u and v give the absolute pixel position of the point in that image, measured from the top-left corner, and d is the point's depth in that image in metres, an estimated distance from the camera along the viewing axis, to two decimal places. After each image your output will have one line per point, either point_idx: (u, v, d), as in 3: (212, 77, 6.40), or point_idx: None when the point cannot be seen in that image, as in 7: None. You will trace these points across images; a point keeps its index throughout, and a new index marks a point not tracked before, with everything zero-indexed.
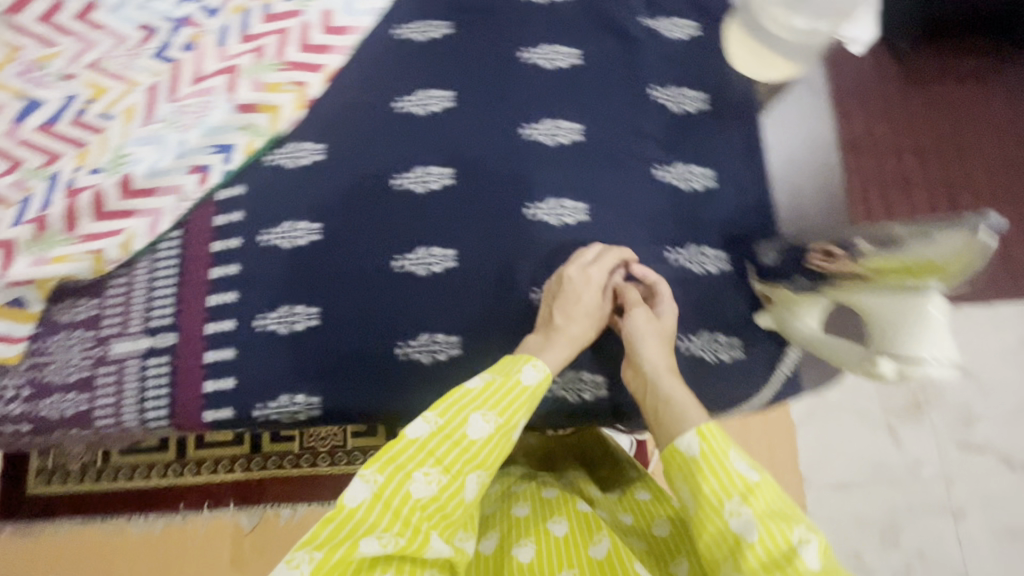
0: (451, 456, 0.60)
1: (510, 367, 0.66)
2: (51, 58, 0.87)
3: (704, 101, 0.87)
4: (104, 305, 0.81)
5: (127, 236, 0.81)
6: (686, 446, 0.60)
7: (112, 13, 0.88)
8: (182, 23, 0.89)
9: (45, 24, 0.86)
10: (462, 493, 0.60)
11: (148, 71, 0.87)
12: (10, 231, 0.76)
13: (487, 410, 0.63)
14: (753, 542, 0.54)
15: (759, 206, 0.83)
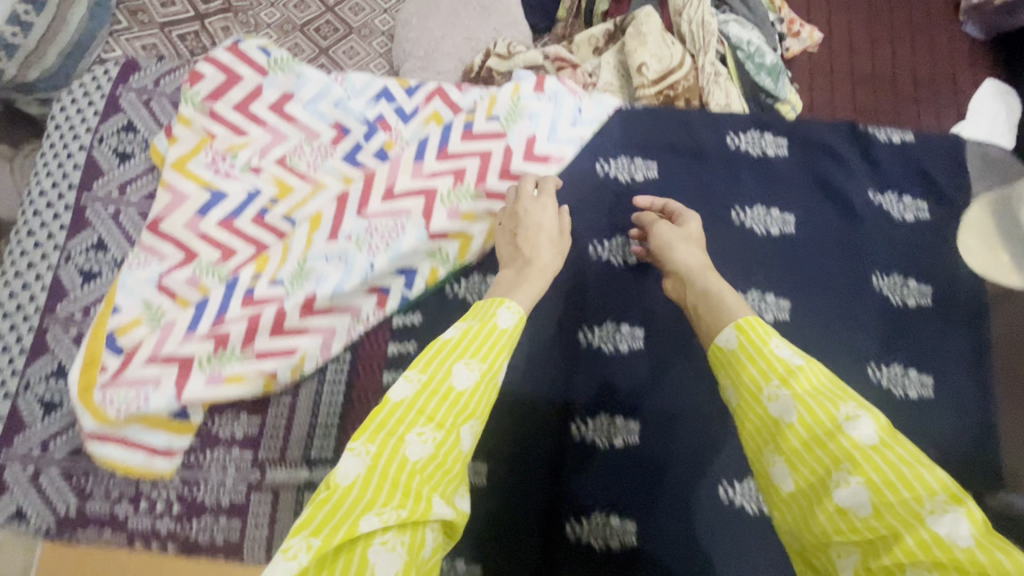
0: (442, 406, 0.53)
1: (485, 312, 0.61)
2: (239, 148, 0.82)
3: (929, 296, 0.79)
4: (265, 425, 0.77)
5: (300, 356, 0.77)
6: (725, 342, 0.59)
7: (306, 106, 0.84)
8: (377, 127, 0.85)
9: (240, 114, 0.83)
10: (458, 391, 0.54)
11: (336, 175, 0.83)
12: (193, 347, 0.74)
13: (470, 358, 0.56)
14: (793, 467, 0.50)
15: (987, 429, 0.74)
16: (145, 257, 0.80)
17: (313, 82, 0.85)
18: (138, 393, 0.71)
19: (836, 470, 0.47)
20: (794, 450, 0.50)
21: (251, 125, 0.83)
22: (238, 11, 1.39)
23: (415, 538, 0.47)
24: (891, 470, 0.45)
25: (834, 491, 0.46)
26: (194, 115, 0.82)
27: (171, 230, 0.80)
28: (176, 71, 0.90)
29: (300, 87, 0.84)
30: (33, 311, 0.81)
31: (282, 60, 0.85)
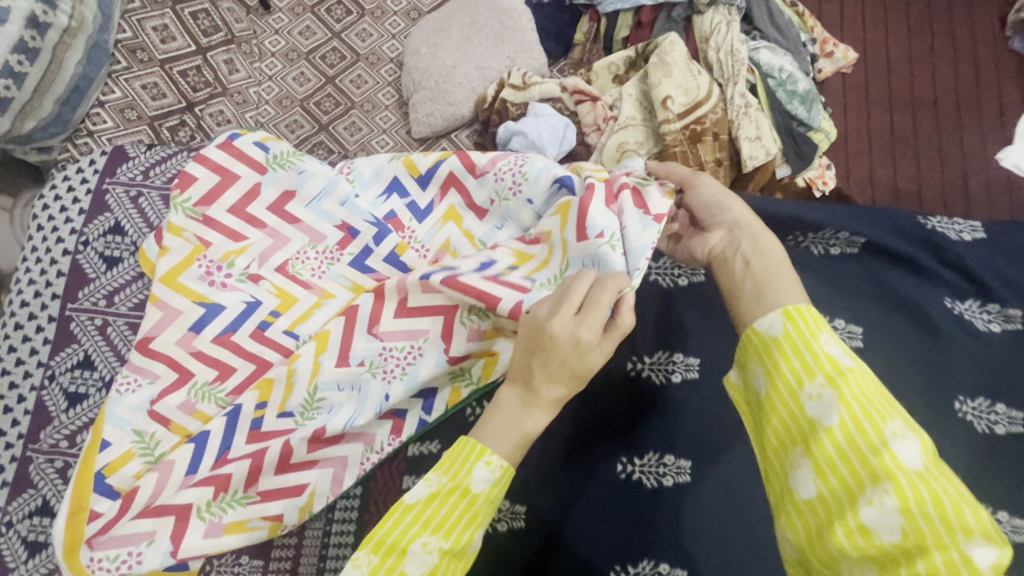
0: (424, 527, 0.54)
1: (457, 468, 0.56)
2: (236, 254, 0.76)
3: None
4: (268, 570, 0.69)
5: (310, 493, 0.69)
6: (766, 327, 0.55)
7: (310, 205, 0.78)
8: (389, 228, 0.78)
9: (238, 216, 0.77)
10: (470, 495, 0.54)
11: (344, 281, 0.77)
12: (189, 494, 0.66)
13: (429, 535, 0.54)
14: (820, 474, 0.49)
15: None
16: (134, 380, 0.72)
17: (318, 178, 0.79)
18: (130, 552, 0.65)
19: (871, 487, 0.46)
20: (827, 456, 0.48)
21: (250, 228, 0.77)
22: (240, 41, 1.32)
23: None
24: (931, 498, 0.43)
25: (863, 507, 0.45)
26: (185, 222, 0.76)
27: (162, 349, 0.73)
28: (168, 159, 0.84)
29: (301, 184, 0.79)
30: (15, 438, 0.74)
31: (284, 156, 0.80)
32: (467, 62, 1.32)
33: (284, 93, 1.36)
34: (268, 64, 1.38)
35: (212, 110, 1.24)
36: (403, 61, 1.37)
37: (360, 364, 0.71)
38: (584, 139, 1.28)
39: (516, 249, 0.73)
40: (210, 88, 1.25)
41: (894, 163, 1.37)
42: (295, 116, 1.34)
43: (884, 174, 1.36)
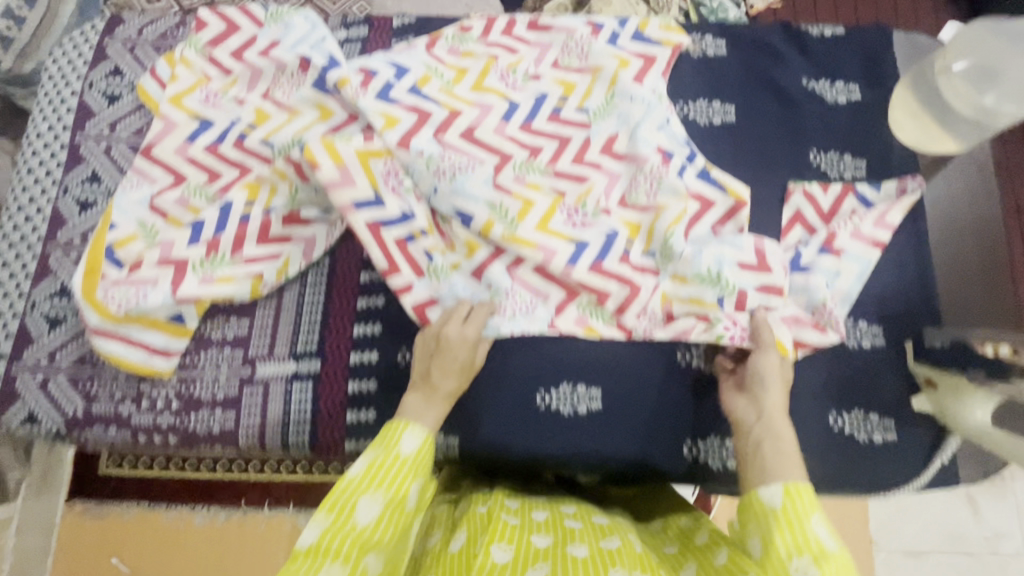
0: (355, 549, 0.58)
1: (345, 503, 0.61)
2: (229, 86, 0.91)
3: (863, 168, 0.85)
4: (253, 326, 0.83)
5: (284, 260, 0.83)
6: (768, 497, 0.58)
7: (283, 46, 0.90)
8: (338, 59, 0.88)
9: (234, 57, 0.92)
10: (402, 458, 0.64)
11: (310, 103, 0.88)
12: (185, 250, 0.80)
13: (336, 554, 0.58)
14: (789, 494, 0.57)
15: (920, 283, 0.80)
16: (137, 181, 0.87)
17: (300, 27, 0.91)
18: (136, 290, 0.77)
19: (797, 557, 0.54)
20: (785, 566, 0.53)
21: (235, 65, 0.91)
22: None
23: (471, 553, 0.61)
24: None
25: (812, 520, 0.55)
26: (196, 58, 0.92)
27: (161, 155, 0.87)
28: (157, 21, 0.98)
29: (286, 33, 0.91)
30: (36, 240, 0.87)
31: (281, 13, 0.93)
32: (428, 8, 1.44)
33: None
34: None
35: None
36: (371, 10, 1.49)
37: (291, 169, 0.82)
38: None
39: (430, 217, 0.81)
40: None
41: None
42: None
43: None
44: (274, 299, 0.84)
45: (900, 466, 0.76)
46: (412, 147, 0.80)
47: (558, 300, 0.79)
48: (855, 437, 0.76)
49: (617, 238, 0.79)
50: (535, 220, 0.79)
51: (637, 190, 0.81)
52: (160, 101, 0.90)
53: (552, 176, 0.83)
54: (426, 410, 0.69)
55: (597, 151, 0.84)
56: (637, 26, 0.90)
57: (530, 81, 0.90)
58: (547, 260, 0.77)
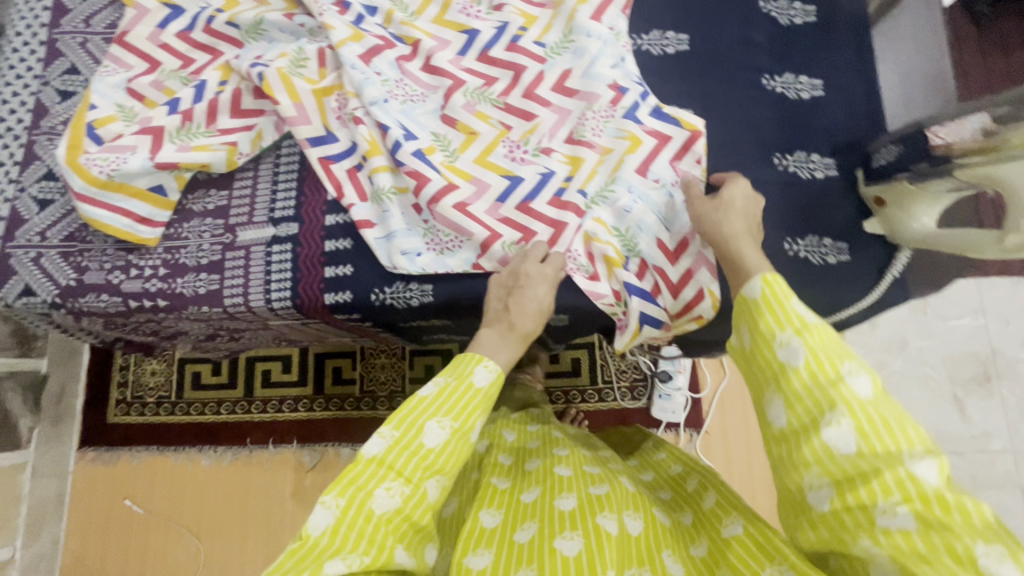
0: (420, 469, 0.63)
1: (463, 369, 0.68)
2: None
3: (813, 14, 0.87)
4: (232, 197, 0.87)
5: (257, 131, 0.86)
6: (748, 290, 0.62)
7: None
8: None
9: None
10: (473, 389, 0.67)
11: None
12: (162, 119, 0.83)
13: (441, 417, 0.65)
14: (766, 283, 0.61)
15: (869, 116, 0.84)
16: (113, 67, 0.90)
17: None
18: (117, 156, 0.81)
19: (829, 411, 0.53)
20: (793, 389, 0.56)
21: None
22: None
23: (462, 519, 0.74)
24: (870, 450, 0.51)
25: (790, 300, 0.59)
26: None
27: (136, 42, 0.91)
28: None
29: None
30: (21, 130, 0.90)
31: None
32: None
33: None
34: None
35: None
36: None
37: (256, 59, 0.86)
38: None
39: (374, 136, 0.82)
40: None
41: None
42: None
43: None
44: (251, 167, 0.88)
45: (856, 284, 0.79)
46: (371, 66, 0.84)
47: (484, 238, 0.79)
48: (809, 260, 0.79)
49: (553, 177, 0.82)
50: (476, 152, 0.83)
51: (584, 128, 0.82)
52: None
53: (502, 109, 0.85)
54: (502, 346, 0.72)
55: (549, 87, 0.84)
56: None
57: (492, 12, 0.88)
58: (478, 194, 0.81)
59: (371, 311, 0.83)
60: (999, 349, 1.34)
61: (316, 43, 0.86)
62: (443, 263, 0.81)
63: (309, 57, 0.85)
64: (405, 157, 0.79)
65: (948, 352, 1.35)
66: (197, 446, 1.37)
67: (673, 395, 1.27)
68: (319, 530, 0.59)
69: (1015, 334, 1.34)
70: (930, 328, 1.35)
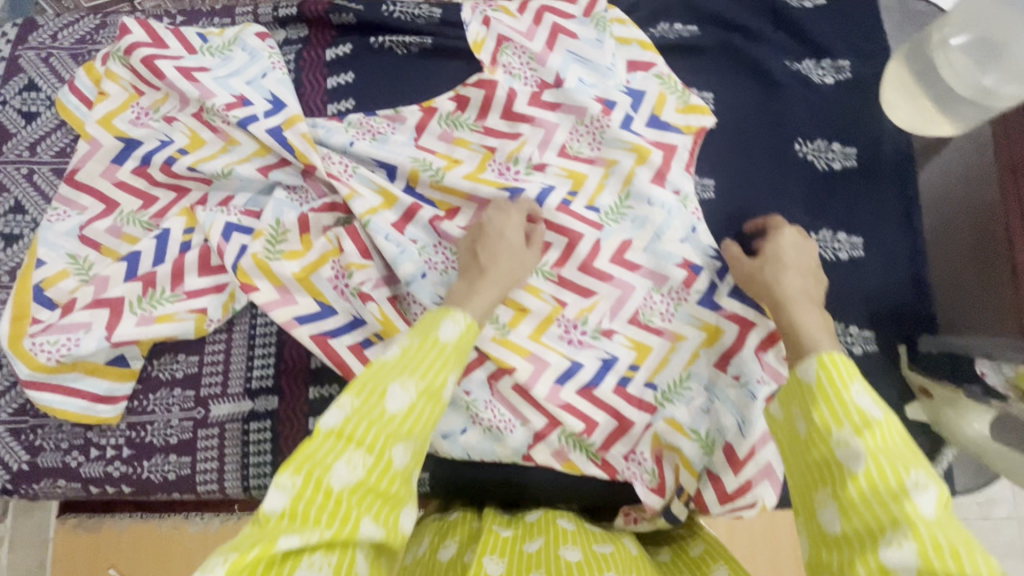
0: (381, 437, 0.52)
1: (428, 327, 0.57)
2: (161, 102, 0.80)
3: (852, 158, 0.78)
4: (203, 364, 0.78)
5: (229, 293, 0.77)
6: (803, 372, 0.52)
7: (214, 79, 0.79)
8: (284, 104, 0.79)
9: (147, 66, 0.79)
10: (442, 344, 0.57)
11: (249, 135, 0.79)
12: (121, 289, 0.74)
13: (406, 377, 0.54)
14: (823, 366, 0.50)
15: (913, 280, 0.75)
16: (64, 210, 0.79)
17: (235, 62, 0.82)
18: (68, 337, 0.71)
19: (891, 528, 0.42)
20: (851, 499, 0.44)
21: (158, 78, 0.79)
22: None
23: (464, 565, 0.59)
24: (954, 550, 0.39)
25: (852, 392, 0.48)
26: (121, 70, 0.81)
27: (88, 181, 0.80)
28: (75, 24, 0.87)
29: (220, 65, 0.81)
30: None
31: (218, 46, 0.83)
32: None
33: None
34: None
35: None
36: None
37: (240, 213, 0.77)
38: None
39: (386, 313, 0.73)
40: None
41: None
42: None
43: None
44: (222, 334, 0.78)
45: None
46: (407, 233, 0.76)
47: (539, 426, 0.74)
48: None
49: (616, 365, 0.75)
50: (529, 328, 0.75)
51: (650, 310, 0.77)
52: (88, 122, 0.81)
53: (557, 283, 0.77)
54: (472, 296, 0.66)
55: (607, 259, 0.77)
56: (653, 108, 0.80)
57: (533, 172, 0.80)
58: (536, 374, 0.73)
59: None
60: None
61: (299, 206, 0.77)
62: (490, 446, 0.73)
63: (289, 229, 0.75)
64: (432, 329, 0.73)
65: None
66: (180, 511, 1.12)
67: None
68: (274, 509, 0.48)
69: None
70: None
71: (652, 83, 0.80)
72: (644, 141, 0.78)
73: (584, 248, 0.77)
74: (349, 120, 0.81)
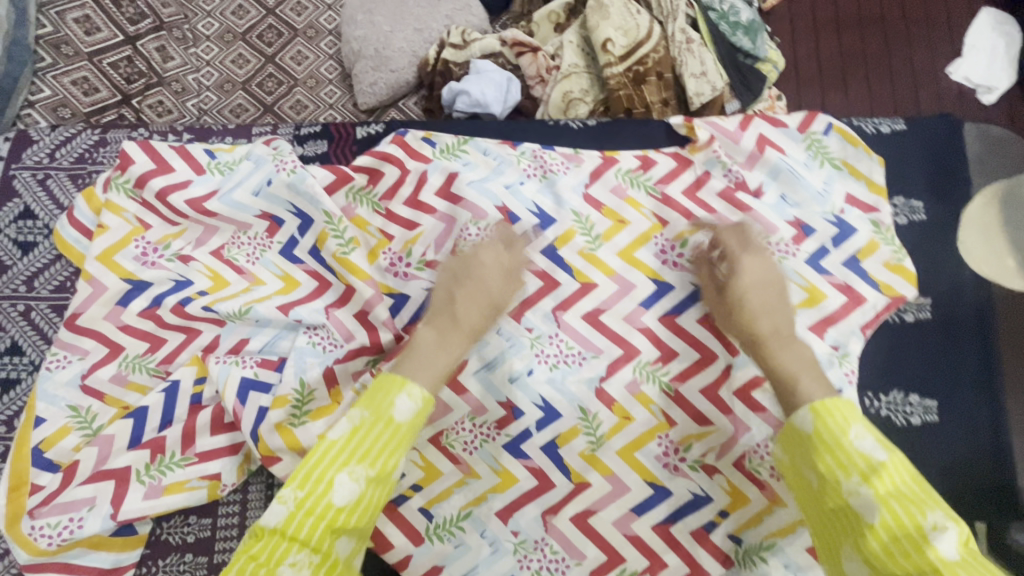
0: (328, 533, 0.50)
1: (380, 396, 0.54)
2: (174, 238, 0.75)
3: (926, 309, 0.72)
4: (216, 528, 0.71)
5: (247, 449, 0.71)
6: (799, 420, 0.52)
7: (226, 201, 0.73)
8: (310, 216, 0.73)
9: (161, 202, 0.73)
10: (394, 425, 0.54)
11: (274, 269, 0.75)
12: (128, 455, 0.68)
13: (354, 466, 0.52)
14: (818, 414, 0.51)
15: (997, 449, 0.68)
16: (64, 355, 0.73)
17: (247, 177, 0.74)
18: (70, 518, 0.66)
19: None
20: (874, 552, 0.45)
21: (179, 216, 0.74)
22: (170, 28, 1.24)
23: None
24: None
25: (853, 436, 0.50)
26: (126, 202, 0.75)
27: (91, 324, 0.73)
28: (72, 140, 0.81)
29: (227, 181, 0.75)
30: None
31: (227, 163, 0.76)
32: (404, 25, 1.17)
33: (225, 29, 1.26)
34: (203, 49, 1.24)
35: (150, 101, 1.20)
36: (341, 31, 1.23)
37: (256, 364, 0.71)
38: (529, 93, 1.14)
39: (428, 459, 0.71)
40: (145, 79, 1.21)
41: (827, 30, 1.22)
42: (239, 100, 1.22)
43: (830, 44, 1.20)
44: (236, 496, 0.72)
45: None
46: (522, 320, 0.72)
47: (596, 564, 0.68)
48: None
49: (706, 506, 0.69)
50: (598, 476, 0.70)
51: (760, 461, 0.69)
52: (87, 257, 0.74)
53: (674, 399, 0.71)
54: (442, 350, 0.59)
55: (698, 387, 0.71)
56: (857, 250, 0.72)
57: (695, 263, 0.73)
58: (611, 497, 0.70)
59: None
60: None
61: (322, 356, 0.70)
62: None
63: (314, 386, 0.68)
64: (533, 451, 0.70)
65: None
66: None
67: None
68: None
69: None
70: None
71: (865, 226, 0.72)
72: (825, 282, 0.71)
73: (679, 366, 0.71)
74: (522, 149, 0.77)
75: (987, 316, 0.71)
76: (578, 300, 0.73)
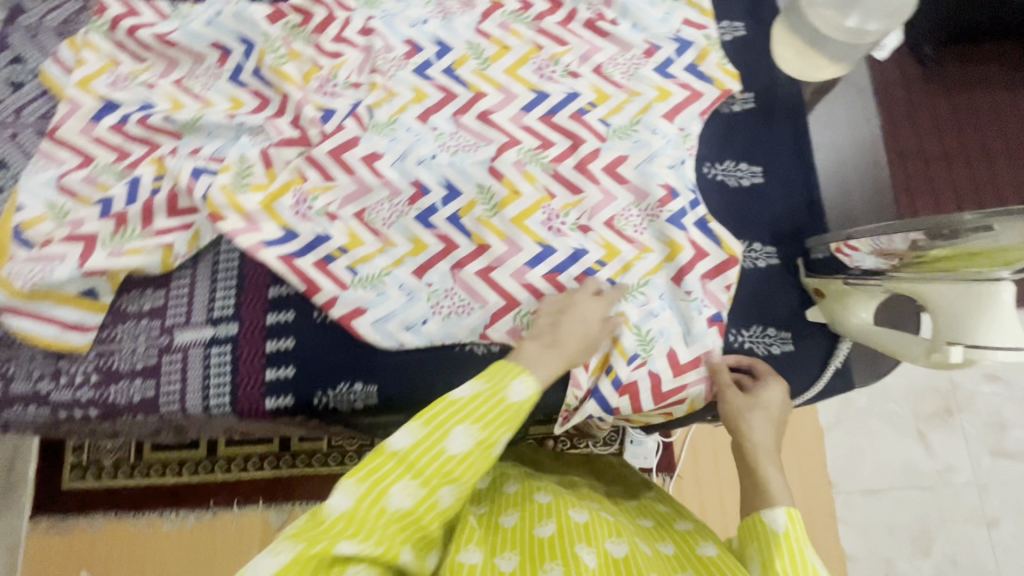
0: (438, 477, 0.60)
1: (499, 379, 0.64)
2: (141, 71, 0.92)
3: (751, 101, 0.89)
4: (169, 297, 0.85)
5: (194, 230, 0.84)
6: (771, 520, 0.60)
7: (183, 32, 0.90)
8: (252, 42, 0.91)
9: (133, 39, 0.91)
10: (509, 403, 0.63)
11: (224, 93, 0.90)
12: (96, 223, 0.82)
13: (470, 423, 0.61)
14: (789, 517, 0.60)
15: (809, 202, 0.85)
16: (45, 163, 0.87)
17: (199, 16, 0.91)
18: (43, 266, 0.79)
19: None
20: None
21: (145, 50, 0.91)
22: None
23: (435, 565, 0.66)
24: None
25: (809, 550, 0.58)
26: (102, 41, 0.92)
27: (68, 137, 0.88)
28: (59, 7, 0.98)
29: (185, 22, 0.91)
30: None
31: (186, 13, 0.93)
32: None
33: None
34: None
35: None
36: None
37: (206, 160, 0.85)
38: None
39: (352, 229, 0.85)
40: None
41: None
42: None
43: None
44: (187, 270, 0.87)
45: (801, 373, 0.80)
46: (428, 122, 0.89)
47: (497, 307, 0.82)
48: (754, 350, 0.81)
49: (587, 256, 0.83)
50: (493, 235, 0.84)
51: (625, 220, 0.84)
52: (67, 85, 0.90)
53: (551, 175, 0.86)
54: (541, 360, 0.69)
55: (572, 166, 0.86)
56: (694, 58, 0.89)
57: (567, 76, 0.91)
58: (509, 255, 0.83)
59: (315, 413, 0.82)
60: (976, 402, 1.39)
61: (258, 145, 0.87)
62: (450, 330, 0.82)
63: (254, 164, 0.85)
64: (440, 222, 0.85)
65: (912, 389, 1.41)
66: (156, 511, 1.31)
67: (644, 440, 1.33)
68: (341, 511, 0.58)
69: (977, 371, 1.40)
70: (884, 392, 1.40)
71: (698, 37, 0.90)
72: (672, 84, 0.88)
73: (556, 151, 0.87)
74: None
75: (797, 104, 0.89)
76: (473, 104, 0.89)
